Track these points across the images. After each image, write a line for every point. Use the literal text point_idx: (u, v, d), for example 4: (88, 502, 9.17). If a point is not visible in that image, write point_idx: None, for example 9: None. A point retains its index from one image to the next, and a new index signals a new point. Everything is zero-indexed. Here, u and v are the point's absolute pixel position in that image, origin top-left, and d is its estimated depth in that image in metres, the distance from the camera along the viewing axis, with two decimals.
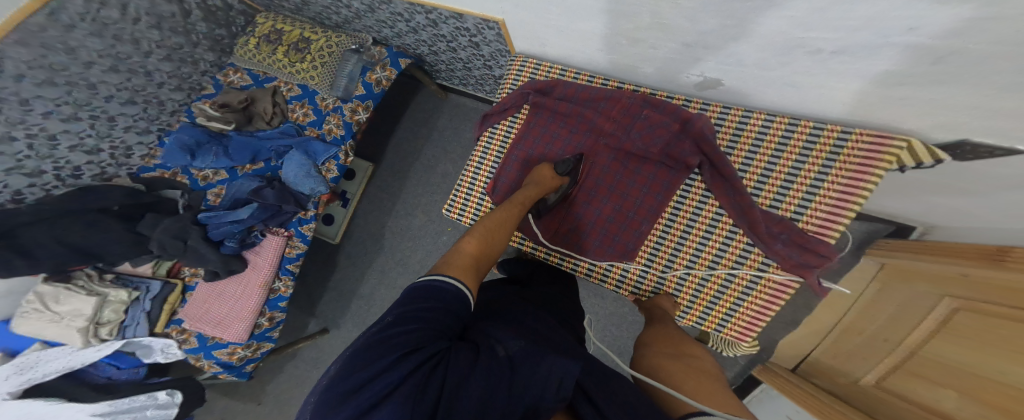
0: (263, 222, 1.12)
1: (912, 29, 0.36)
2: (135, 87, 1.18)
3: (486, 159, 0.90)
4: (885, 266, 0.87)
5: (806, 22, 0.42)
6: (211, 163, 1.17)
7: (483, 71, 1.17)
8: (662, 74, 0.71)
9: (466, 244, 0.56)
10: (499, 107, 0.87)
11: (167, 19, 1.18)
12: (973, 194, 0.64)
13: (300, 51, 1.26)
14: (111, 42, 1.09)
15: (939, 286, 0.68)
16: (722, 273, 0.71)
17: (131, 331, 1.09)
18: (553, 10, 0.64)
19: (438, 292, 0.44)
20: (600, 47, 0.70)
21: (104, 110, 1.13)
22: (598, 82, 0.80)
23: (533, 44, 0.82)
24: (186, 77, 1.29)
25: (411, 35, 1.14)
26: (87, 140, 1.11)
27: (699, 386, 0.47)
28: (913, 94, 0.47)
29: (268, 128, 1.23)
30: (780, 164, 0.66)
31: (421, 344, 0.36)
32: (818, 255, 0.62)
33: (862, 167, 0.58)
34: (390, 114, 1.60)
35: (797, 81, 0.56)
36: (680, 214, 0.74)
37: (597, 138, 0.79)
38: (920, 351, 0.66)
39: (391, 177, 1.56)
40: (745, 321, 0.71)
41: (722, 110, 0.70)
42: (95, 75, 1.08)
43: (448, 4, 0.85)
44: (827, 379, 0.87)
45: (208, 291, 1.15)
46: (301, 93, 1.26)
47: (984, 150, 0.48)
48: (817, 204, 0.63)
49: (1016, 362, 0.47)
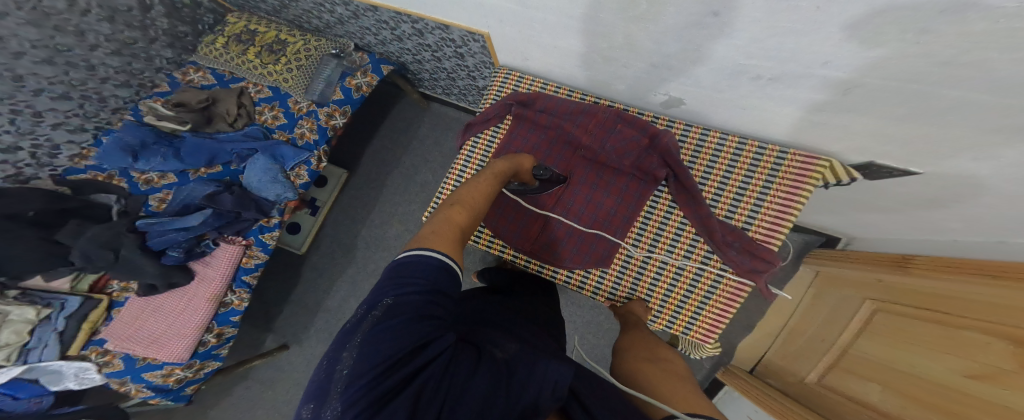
0: (217, 231, 1.07)
1: (827, 63, 0.44)
2: (73, 81, 1.11)
3: (468, 167, 0.92)
4: (826, 276, 0.96)
5: (747, 50, 0.49)
6: (158, 165, 1.11)
7: (467, 81, 1.21)
8: (632, 91, 0.77)
9: (454, 213, 0.52)
10: (481, 117, 0.90)
11: (121, 13, 1.14)
12: (894, 212, 0.73)
13: (275, 52, 1.24)
14: (50, 33, 1.04)
15: (861, 290, 0.81)
16: (688, 276, 0.76)
17: (37, 354, 0.95)
18: (536, 27, 0.68)
19: (427, 271, 0.41)
20: (577, 63, 0.76)
21: (30, 104, 1.06)
22: (576, 96, 0.86)
23: (517, 58, 0.87)
24: (137, 73, 1.22)
25: (395, 43, 1.16)
26: (4, 136, 1.02)
27: (678, 389, 0.48)
28: (834, 119, 0.55)
29: (229, 130, 1.18)
30: (732, 177, 0.72)
31: (432, 335, 0.36)
32: (764, 261, 0.69)
33: (797, 184, 0.67)
34: (368, 121, 1.59)
35: (744, 104, 0.63)
36: (650, 223, 0.79)
37: (575, 151, 0.83)
38: (850, 350, 0.77)
39: (365, 185, 1.54)
40: (709, 323, 0.76)
41: (684, 128, 0.77)
42: (23, 66, 1.02)
43: (434, 15, 0.87)
44: (777, 378, 0.95)
45: (142, 306, 1.06)
46: (272, 95, 1.23)
47: (886, 170, 0.60)
48: (763, 215, 0.70)
49: (936, 358, 0.56)
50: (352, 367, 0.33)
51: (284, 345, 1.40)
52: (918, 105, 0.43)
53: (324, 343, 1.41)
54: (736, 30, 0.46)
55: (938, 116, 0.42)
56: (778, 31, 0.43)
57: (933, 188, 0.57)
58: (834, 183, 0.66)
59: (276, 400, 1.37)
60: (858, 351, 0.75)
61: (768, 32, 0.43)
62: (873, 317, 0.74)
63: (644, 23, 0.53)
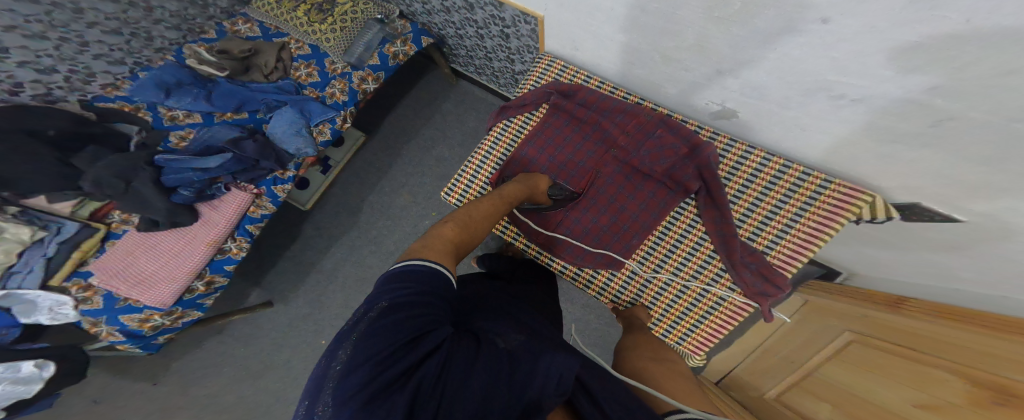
0: (231, 176, 1.09)
1: (932, 88, 0.41)
2: (129, 19, 1.15)
3: (495, 149, 0.92)
4: (814, 306, 0.89)
5: (845, 65, 0.47)
6: (186, 104, 1.14)
7: (502, 63, 1.20)
8: (682, 96, 0.75)
9: (447, 230, 0.57)
10: (518, 102, 0.89)
11: None
12: (902, 251, 0.72)
13: (322, 12, 1.25)
14: None
15: (846, 321, 0.76)
16: (697, 288, 0.75)
17: (18, 281, 0.95)
18: (598, 16, 0.67)
19: (418, 276, 0.45)
20: (628, 60, 0.75)
21: (79, 34, 1.07)
22: (619, 94, 0.84)
23: (565, 46, 0.85)
24: (189, 19, 1.26)
25: (440, 14, 1.15)
26: (43, 59, 1.03)
27: (679, 387, 0.48)
28: (898, 153, 0.53)
29: (263, 81, 1.20)
30: (764, 201, 0.71)
31: (422, 332, 0.38)
32: (775, 286, 0.68)
33: (830, 215, 0.65)
34: (392, 91, 1.60)
35: (806, 124, 0.61)
36: (671, 231, 0.78)
37: (607, 149, 0.82)
38: (817, 373, 0.77)
39: (380, 152, 1.56)
40: (703, 337, 0.76)
41: (728, 142, 0.75)
42: (87, 0, 1.05)
43: None
44: (741, 392, 1.02)
45: (137, 243, 1.07)
46: (311, 54, 1.24)
47: (927, 214, 0.58)
48: (786, 242, 0.69)
49: (892, 390, 0.56)
50: (345, 363, 0.35)
51: (268, 303, 1.44)
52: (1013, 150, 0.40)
53: (317, 299, 1.45)
54: (840, 40, 0.44)
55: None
56: (888, 46, 0.41)
57: (957, 240, 0.55)
58: (869, 219, 0.64)
59: (264, 345, 1.42)
60: (831, 379, 0.73)
61: (877, 45, 0.41)
62: (848, 348, 0.71)
63: (729, 25, 0.52)
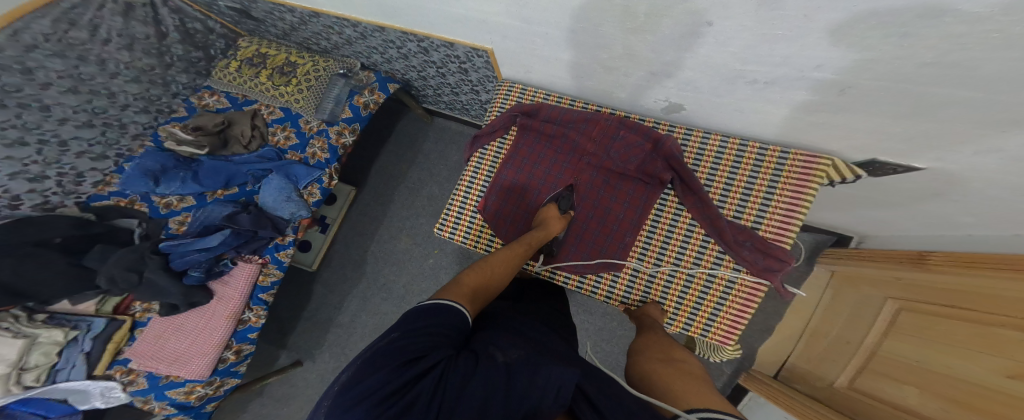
0: (234, 250, 1.11)
1: (819, 66, 0.45)
2: (95, 110, 1.16)
3: (476, 177, 0.94)
4: (843, 276, 0.94)
5: (743, 56, 0.50)
6: (178, 188, 1.16)
7: (469, 96, 1.24)
8: (633, 98, 0.78)
9: (466, 276, 0.60)
10: (487, 129, 0.92)
11: (139, 41, 1.24)
12: (904, 208, 0.73)
13: (286, 74, 1.29)
14: (75, 63, 1.13)
15: (882, 288, 0.78)
16: (703, 273, 0.76)
17: (64, 375, 1.00)
18: (539, 41, 0.70)
19: (427, 310, 0.48)
20: (573, 73, 0.78)
21: (56, 134, 1.11)
22: (578, 105, 0.87)
23: (520, 71, 0.89)
24: (155, 99, 1.26)
25: (401, 61, 1.19)
26: (31, 166, 1.06)
27: (686, 386, 0.47)
28: (829, 119, 0.57)
29: (244, 152, 1.23)
30: (737, 178, 0.73)
31: (420, 354, 0.40)
32: (779, 259, 0.69)
33: (801, 183, 0.67)
34: (374, 139, 1.63)
35: (742, 107, 0.64)
36: (660, 223, 0.79)
37: (580, 158, 0.84)
38: (880, 352, 0.71)
39: (374, 200, 1.58)
40: (727, 326, 0.75)
41: (686, 132, 0.78)
42: (49, 96, 1.09)
43: (439, 34, 0.90)
44: (806, 383, 0.88)
45: (162, 326, 1.10)
46: (284, 116, 1.28)
47: (890, 167, 0.60)
48: (772, 213, 0.71)
49: (969, 359, 0.52)
50: (346, 382, 0.39)
51: (298, 361, 1.44)
52: (912, 101, 0.45)
53: (341, 353, 1.44)
54: (731, 37, 0.47)
55: (935, 114, 0.44)
56: (769, 38, 0.44)
57: (934, 183, 0.58)
58: (840, 181, 0.66)
59: (297, 408, 1.41)
60: (886, 352, 0.70)
61: (760, 39, 0.45)
62: (898, 318, 0.70)
63: (643, 34, 0.54)
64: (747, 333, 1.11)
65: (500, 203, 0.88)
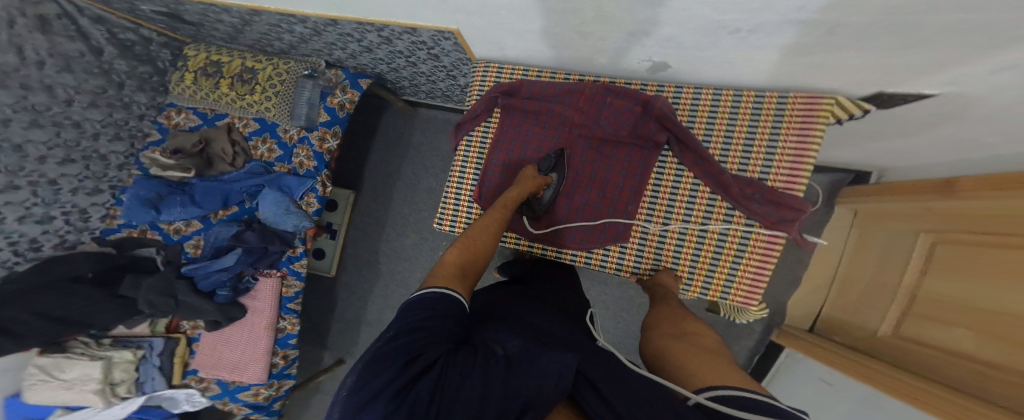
0: (252, 265, 1.14)
1: (802, 8, 0.41)
2: (69, 142, 1.13)
3: (468, 167, 0.92)
4: (868, 213, 0.92)
5: (720, 6, 0.45)
6: (180, 214, 1.16)
7: (447, 81, 1.19)
8: (615, 62, 0.73)
9: (448, 254, 0.59)
10: (469, 115, 0.88)
11: (76, 60, 1.11)
12: (919, 135, 0.68)
13: (247, 82, 1.22)
14: (21, 93, 1.02)
15: (913, 224, 0.76)
16: (715, 232, 0.74)
17: (149, 386, 1.14)
18: (505, 15, 0.65)
19: (420, 303, 0.47)
20: (549, 43, 0.73)
21: (42, 173, 1.08)
22: (560, 77, 0.82)
23: (492, 48, 0.83)
24: (122, 124, 1.24)
25: (365, 54, 1.12)
26: (34, 209, 1.07)
27: (702, 362, 0.46)
28: (824, 58, 0.52)
29: (231, 169, 1.21)
30: (737, 129, 0.70)
31: (417, 352, 0.39)
32: (792, 208, 0.66)
33: (806, 124, 0.63)
34: (362, 140, 1.59)
35: (730, 58, 0.60)
36: (662, 188, 0.77)
37: (570, 131, 0.81)
38: (921, 292, 0.69)
39: (374, 201, 1.57)
40: (747, 285, 0.73)
41: (676, 89, 0.74)
42: (16, 133, 1.02)
43: (399, 20, 0.84)
44: (847, 335, 0.86)
45: (214, 339, 1.19)
46: (261, 128, 1.25)
47: (898, 98, 0.56)
48: (779, 161, 0.67)
49: (1014, 291, 0.50)
50: (349, 388, 0.38)
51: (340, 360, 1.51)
52: (912, 31, 0.40)
53: None
54: None
55: (941, 41, 0.40)
56: None
57: (949, 107, 0.54)
58: (848, 119, 0.62)
59: None
60: (926, 291, 0.68)
61: None
62: (934, 250, 0.69)
63: None
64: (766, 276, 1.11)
65: (495, 188, 0.86)
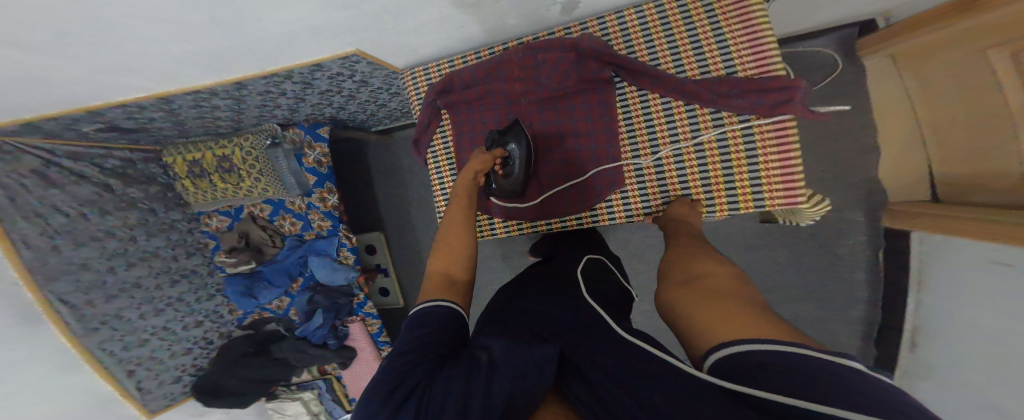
0: (336, 319, 1.24)
1: None
2: (161, 267, 1.18)
3: (444, 177, 0.89)
4: (911, 53, 0.86)
5: None
6: (270, 295, 1.27)
7: (396, 99, 1.12)
8: (527, 19, 0.70)
9: (434, 263, 0.56)
10: (420, 128, 0.86)
11: (106, 201, 1.07)
12: None
13: (229, 171, 1.20)
14: (93, 242, 1.04)
15: (995, 39, 0.66)
16: (711, 142, 0.69)
17: (336, 412, 1.40)
18: (397, 20, 0.62)
19: (420, 320, 0.44)
20: (459, 25, 0.69)
21: (162, 297, 1.17)
22: (484, 53, 0.78)
23: (407, 53, 0.80)
24: (185, 241, 1.26)
25: (304, 105, 1.05)
26: (165, 329, 1.17)
27: (716, 313, 0.42)
28: None
29: (276, 249, 1.28)
30: (677, 38, 0.67)
31: (399, 380, 0.36)
32: (781, 88, 0.61)
33: (742, 10, 0.63)
34: (360, 185, 1.55)
35: None
36: (634, 121, 0.73)
37: (520, 101, 0.77)
38: None
39: (401, 233, 1.53)
40: (778, 182, 0.66)
41: (598, 21, 0.71)
42: (120, 276, 1.08)
43: (298, 63, 0.74)
44: (992, 191, 0.74)
45: (353, 372, 1.36)
46: (275, 207, 1.27)
47: None
48: (737, 49, 0.64)
49: None
50: None
51: None
52: None
53: None
54: None
55: None
56: None
57: None
58: None
59: None
60: None
61: None
62: None
63: None
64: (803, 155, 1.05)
65: None
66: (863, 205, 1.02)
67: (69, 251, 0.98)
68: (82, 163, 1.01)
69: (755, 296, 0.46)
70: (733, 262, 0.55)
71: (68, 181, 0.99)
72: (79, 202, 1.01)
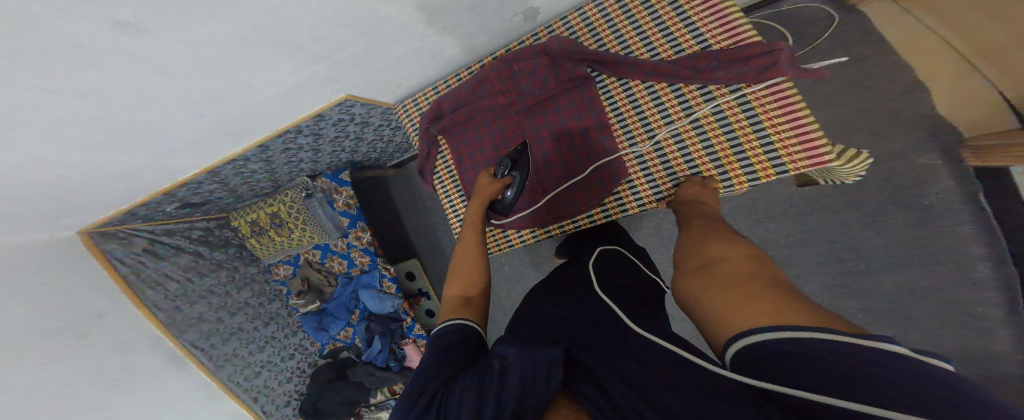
0: (392, 342, 1.31)
1: None
2: (258, 309, 1.26)
3: (452, 199, 0.92)
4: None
5: None
6: (337, 326, 1.33)
7: (398, 133, 1.18)
8: (494, 32, 0.76)
9: (451, 287, 0.57)
10: (422, 158, 0.90)
11: (207, 262, 1.18)
12: None
13: (280, 225, 1.26)
14: (207, 294, 1.15)
15: None
16: (706, 116, 0.68)
17: None
18: (378, 59, 0.68)
19: (445, 333, 0.46)
20: (433, 52, 0.74)
21: (264, 337, 1.25)
22: (464, 73, 0.83)
23: (395, 89, 0.86)
24: (266, 290, 1.31)
25: (323, 154, 1.12)
26: (277, 361, 1.26)
27: (727, 297, 0.39)
28: None
29: (336, 287, 1.33)
30: (642, 23, 0.71)
31: (422, 389, 0.38)
32: (763, 54, 0.60)
33: None
34: (385, 219, 1.59)
35: None
36: (622, 110, 0.75)
37: (507, 114, 0.80)
38: None
39: (431, 258, 1.55)
40: (793, 141, 0.62)
41: (563, 23, 0.76)
42: (233, 322, 1.18)
43: (302, 116, 0.81)
44: None
45: None
46: (323, 251, 1.33)
47: None
48: (705, 27, 0.66)
49: None
50: None
51: None
52: None
53: None
54: None
55: None
56: None
57: None
58: None
59: None
60: None
61: None
62: None
63: None
64: (831, 108, 0.98)
65: None
66: (933, 148, 0.89)
67: (186, 308, 1.09)
68: (178, 237, 1.13)
69: (777, 277, 0.41)
70: (750, 243, 0.49)
71: (167, 253, 1.10)
72: (182, 268, 1.12)
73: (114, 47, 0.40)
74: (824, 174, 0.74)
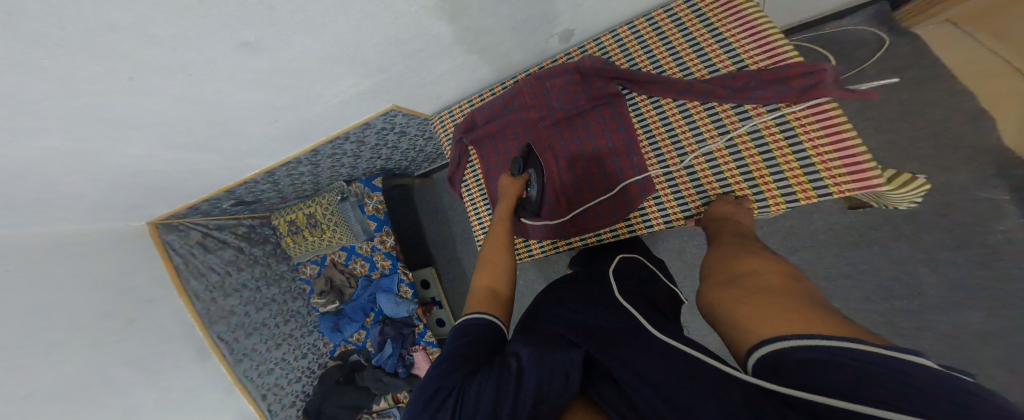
0: (403, 348, 1.32)
1: None
2: (281, 307, 1.33)
3: (478, 206, 0.95)
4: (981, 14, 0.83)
5: None
6: (352, 328, 1.36)
7: (429, 143, 1.25)
8: (531, 52, 0.81)
9: (480, 277, 0.59)
10: (452, 166, 0.95)
11: (242, 259, 1.27)
12: None
13: (313, 226, 1.36)
14: (240, 290, 1.24)
15: None
16: (740, 135, 0.68)
17: None
18: (421, 75, 0.74)
19: (472, 326, 0.47)
20: (472, 69, 0.79)
21: (280, 334, 1.30)
22: (499, 89, 0.88)
23: (434, 102, 0.92)
24: (291, 288, 1.39)
25: (359, 161, 1.19)
26: (291, 360, 1.30)
27: (758, 307, 0.39)
28: None
29: (354, 289, 1.38)
30: (676, 45, 0.73)
31: (441, 381, 0.39)
32: (803, 74, 0.60)
33: (734, 15, 0.69)
34: (410, 225, 1.65)
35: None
36: (652, 127, 0.76)
37: (537, 127, 0.83)
38: None
39: (450, 266, 1.59)
40: (837, 164, 0.61)
41: (596, 44, 0.80)
42: (256, 317, 1.25)
43: (349, 125, 0.87)
44: None
45: None
46: (348, 253, 1.38)
47: None
48: (743, 48, 0.67)
49: None
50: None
51: None
52: None
53: None
54: None
55: None
56: None
57: None
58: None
59: None
60: None
61: None
62: None
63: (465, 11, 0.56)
64: (873, 132, 0.94)
65: None
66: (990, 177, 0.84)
67: (219, 301, 1.18)
68: (224, 232, 1.24)
69: (812, 293, 0.41)
70: (783, 258, 0.49)
71: (215, 247, 1.22)
72: (226, 262, 1.23)
73: (205, 66, 0.47)
74: (875, 197, 0.70)
